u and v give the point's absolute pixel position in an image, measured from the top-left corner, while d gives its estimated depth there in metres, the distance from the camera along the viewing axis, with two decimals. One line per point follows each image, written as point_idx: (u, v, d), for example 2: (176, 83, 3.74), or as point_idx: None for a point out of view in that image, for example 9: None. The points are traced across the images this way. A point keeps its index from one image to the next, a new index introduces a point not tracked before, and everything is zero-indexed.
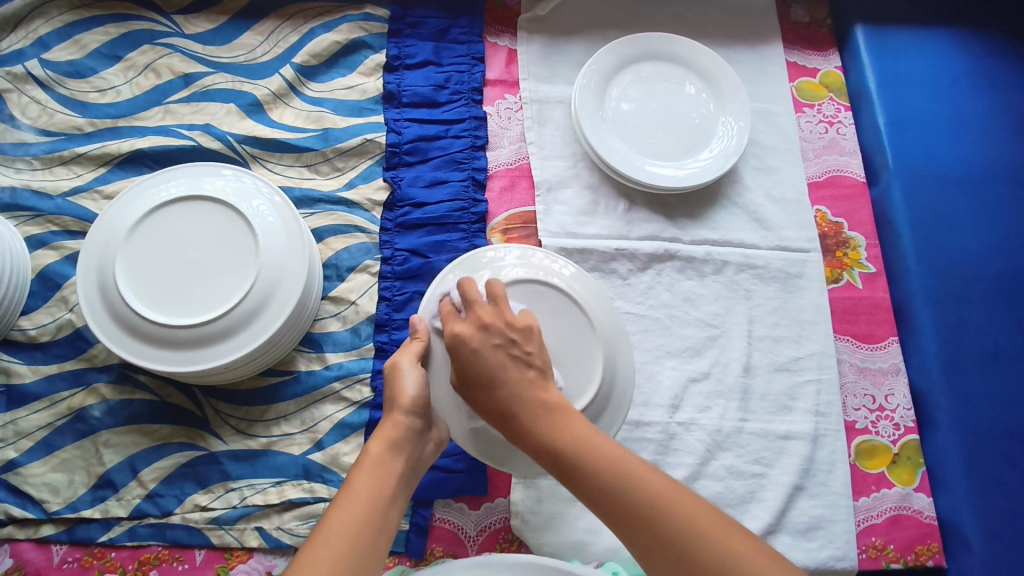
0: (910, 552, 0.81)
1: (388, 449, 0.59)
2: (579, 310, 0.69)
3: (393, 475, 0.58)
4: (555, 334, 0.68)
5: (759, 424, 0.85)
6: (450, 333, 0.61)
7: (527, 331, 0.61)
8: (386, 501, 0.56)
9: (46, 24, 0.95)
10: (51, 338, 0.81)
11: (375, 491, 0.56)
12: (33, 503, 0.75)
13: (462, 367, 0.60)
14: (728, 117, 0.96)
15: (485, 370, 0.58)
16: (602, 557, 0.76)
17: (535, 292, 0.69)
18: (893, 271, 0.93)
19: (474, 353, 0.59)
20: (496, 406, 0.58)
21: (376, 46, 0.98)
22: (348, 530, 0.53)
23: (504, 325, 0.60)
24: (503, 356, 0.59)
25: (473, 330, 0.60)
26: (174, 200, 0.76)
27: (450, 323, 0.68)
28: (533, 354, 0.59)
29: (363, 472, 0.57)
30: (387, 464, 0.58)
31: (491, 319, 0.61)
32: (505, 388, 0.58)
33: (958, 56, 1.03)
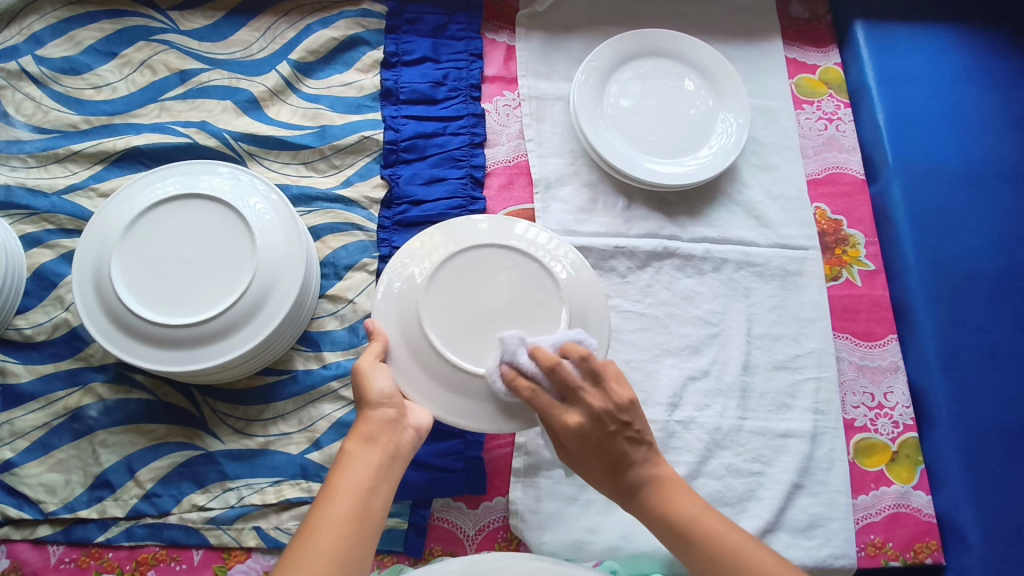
0: (908, 550, 0.81)
1: (369, 442, 0.59)
2: (536, 265, 0.70)
3: (374, 466, 0.58)
4: (513, 291, 0.68)
5: (758, 422, 0.85)
6: (567, 429, 0.60)
7: (633, 407, 0.62)
8: (367, 494, 0.56)
9: (40, 21, 0.94)
10: (47, 338, 0.81)
11: (358, 486, 0.56)
12: (29, 504, 0.75)
13: (585, 455, 0.62)
14: (728, 114, 0.95)
15: (614, 458, 0.61)
16: (601, 555, 0.76)
17: (486, 255, 0.70)
18: (893, 269, 0.93)
19: (599, 444, 0.61)
20: (619, 487, 0.62)
21: (373, 43, 0.98)
22: (332, 530, 0.53)
23: (615, 411, 0.61)
24: (622, 443, 0.61)
25: (589, 421, 0.60)
26: (167, 197, 0.75)
27: (403, 298, 0.69)
28: (644, 431, 0.62)
29: (345, 467, 0.57)
30: (369, 456, 0.58)
31: (603, 407, 0.60)
32: (632, 472, 0.62)
33: (957, 52, 1.03)
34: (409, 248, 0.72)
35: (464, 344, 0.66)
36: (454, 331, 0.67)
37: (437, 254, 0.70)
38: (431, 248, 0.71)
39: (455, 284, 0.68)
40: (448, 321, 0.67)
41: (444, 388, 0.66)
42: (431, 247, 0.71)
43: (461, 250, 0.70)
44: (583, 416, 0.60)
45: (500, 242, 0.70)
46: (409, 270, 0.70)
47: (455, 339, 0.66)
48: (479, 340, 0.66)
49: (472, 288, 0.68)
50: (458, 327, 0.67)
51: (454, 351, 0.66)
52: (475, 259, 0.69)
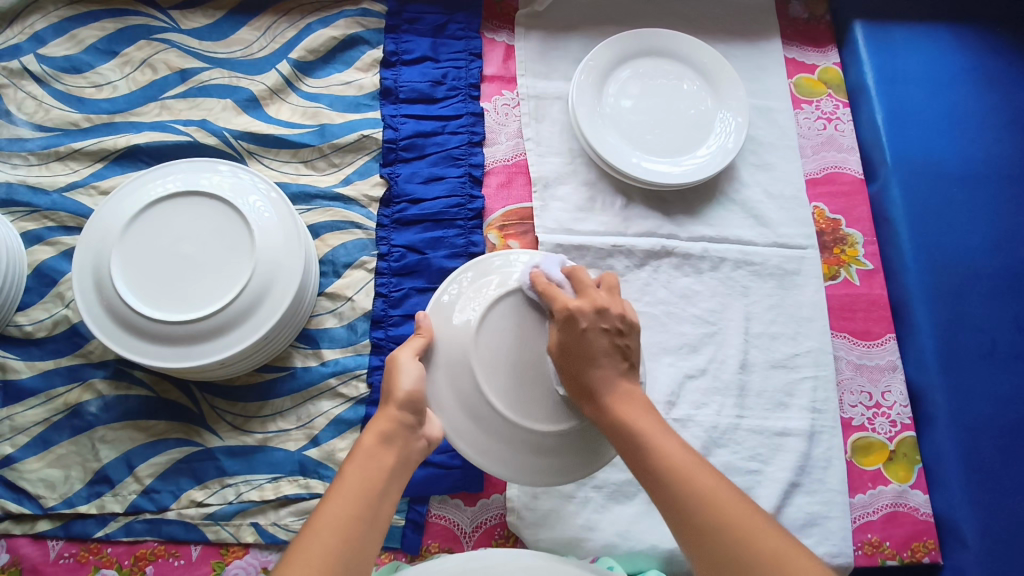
0: (906, 549, 0.81)
1: (383, 443, 0.59)
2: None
3: (386, 469, 0.58)
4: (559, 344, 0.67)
5: (755, 421, 0.85)
6: (565, 306, 0.63)
7: (631, 327, 0.65)
8: (377, 495, 0.56)
9: (42, 20, 0.95)
10: (47, 334, 0.81)
11: (369, 486, 0.56)
12: (29, 499, 0.75)
13: (566, 342, 0.63)
14: (726, 113, 0.96)
15: (587, 350, 0.62)
16: (598, 553, 0.77)
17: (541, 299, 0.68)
18: (891, 269, 0.93)
19: (582, 332, 0.63)
20: (587, 386, 0.63)
21: (373, 42, 0.98)
22: (340, 528, 0.53)
23: (616, 314, 0.64)
24: (603, 342, 0.63)
25: (588, 308, 0.64)
26: (171, 195, 0.76)
27: (451, 329, 0.67)
28: (631, 351, 0.64)
29: (357, 467, 0.57)
30: (381, 458, 0.58)
31: (606, 305, 0.64)
32: (599, 373, 0.62)
33: (957, 52, 1.03)
34: (458, 278, 0.71)
35: (505, 389, 0.65)
36: (496, 373, 0.66)
37: (488, 290, 0.68)
38: (483, 281, 0.70)
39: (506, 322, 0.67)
40: (493, 363, 0.66)
41: (476, 426, 0.66)
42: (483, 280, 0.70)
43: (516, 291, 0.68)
44: (583, 304, 0.64)
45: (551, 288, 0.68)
46: (454, 304, 0.69)
47: (497, 382, 0.65)
48: (517, 389, 0.65)
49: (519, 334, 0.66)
50: (501, 371, 0.66)
51: (494, 394, 0.65)
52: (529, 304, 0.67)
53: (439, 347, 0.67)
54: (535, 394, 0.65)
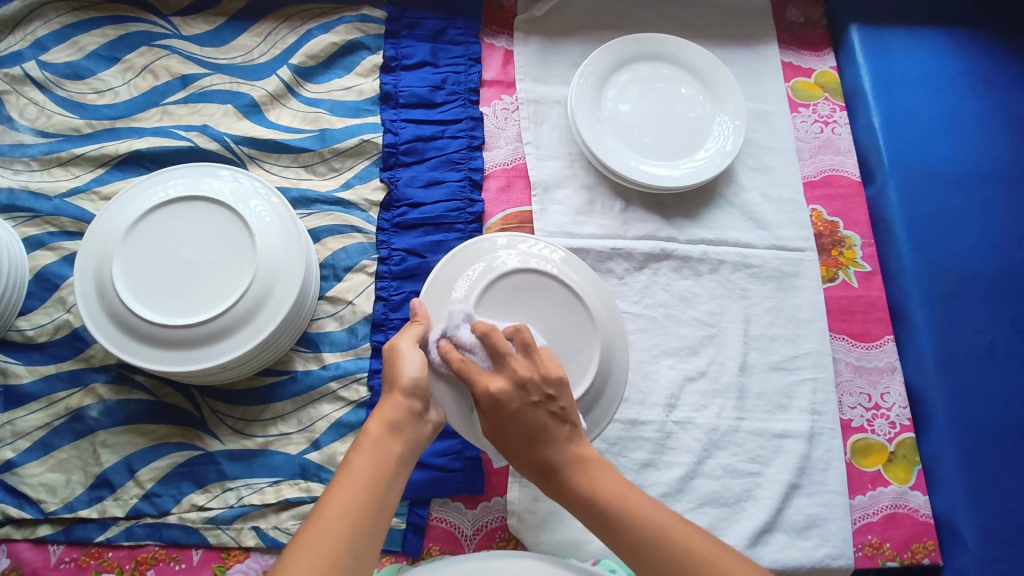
0: (906, 550, 0.81)
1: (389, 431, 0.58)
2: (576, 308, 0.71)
3: (394, 457, 0.57)
4: (552, 323, 0.70)
5: (755, 423, 0.85)
6: (487, 393, 0.58)
7: (562, 385, 0.60)
8: (383, 483, 0.55)
9: (44, 26, 0.96)
10: (48, 339, 0.81)
11: (375, 474, 0.55)
12: (30, 503, 0.75)
13: (501, 427, 0.59)
14: (723, 117, 0.96)
15: (530, 430, 0.58)
16: (599, 556, 0.76)
17: (533, 283, 0.70)
18: (889, 271, 0.94)
19: (516, 412, 0.58)
20: (543, 465, 0.59)
21: (373, 47, 0.99)
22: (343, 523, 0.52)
23: (541, 381, 0.59)
24: (544, 415, 0.59)
25: (511, 388, 0.58)
26: (172, 200, 0.76)
27: (448, 309, 0.69)
28: (570, 410, 0.60)
29: (363, 459, 0.56)
30: (387, 448, 0.57)
31: (528, 375, 0.59)
32: (552, 450, 0.59)
33: (953, 55, 1.04)
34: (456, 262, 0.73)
35: None
36: None
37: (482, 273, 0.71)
38: (478, 267, 0.72)
39: (498, 308, 0.69)
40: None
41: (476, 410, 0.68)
42: (478, 266, 0.72)
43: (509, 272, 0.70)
44: (505, 384, 0.59)
45: (541, 271, 0.71)
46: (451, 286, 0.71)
47: None
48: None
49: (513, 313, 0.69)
50: None
51: None
52: (522, 286, 0.70)
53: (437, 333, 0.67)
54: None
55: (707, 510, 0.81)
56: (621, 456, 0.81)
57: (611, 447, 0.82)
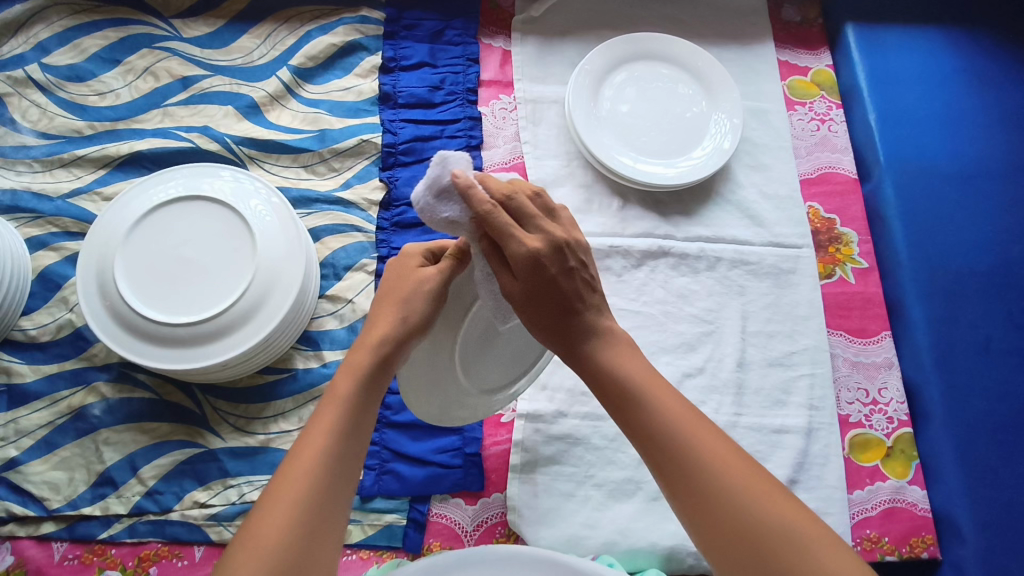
0: (904, 544, 0.81)
1: (357, 392, 0.53)
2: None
3: (366, 410, 0.53)
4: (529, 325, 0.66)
5: (753, 418, 0.86)
6: (524, 251, 0.51)
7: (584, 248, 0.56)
8: (353, 440, 0.52)
9: (46, 29, 0.96)
10: (51, 338, 0.82)
11: (347, 430, 0.52)
12: (33, 501, 0.76)
13: (531, 291, 0.53)
14: (720, 115, 0.97)
15: (564, 297, 0.54)
16: (598, 550, 0.77)
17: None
18: (886, 266, 0.94)
19: (552, 279, 0.53)
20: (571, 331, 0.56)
21: (372, 48, 1.00)
22: (291, 515, 0.47)
23: (569, 245, 0.54)
24: (577, 281, 0.55)
25: (550, 249, 0.52)
26: (172, 200, 0.77)
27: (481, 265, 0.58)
28: (597, 279, 0.57)
29: (321, 433, 0.50)
30: (349, 412, 0.52)
31: (563, 237, 0.54)
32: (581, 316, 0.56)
33: (948, 53, 1.04)
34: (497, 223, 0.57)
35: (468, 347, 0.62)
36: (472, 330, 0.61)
37: None
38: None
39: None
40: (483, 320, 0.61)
41: (430, 377, 0.61)
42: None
43: None
44: (541, 241, 0.52)
45: None
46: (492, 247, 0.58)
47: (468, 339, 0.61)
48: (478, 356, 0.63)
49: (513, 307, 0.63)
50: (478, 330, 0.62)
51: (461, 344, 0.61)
52: None
53: (456, 276, 0.58)
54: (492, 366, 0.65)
55: None
56: (620, 452, 0.82)
57: (610, 443, 0.82)
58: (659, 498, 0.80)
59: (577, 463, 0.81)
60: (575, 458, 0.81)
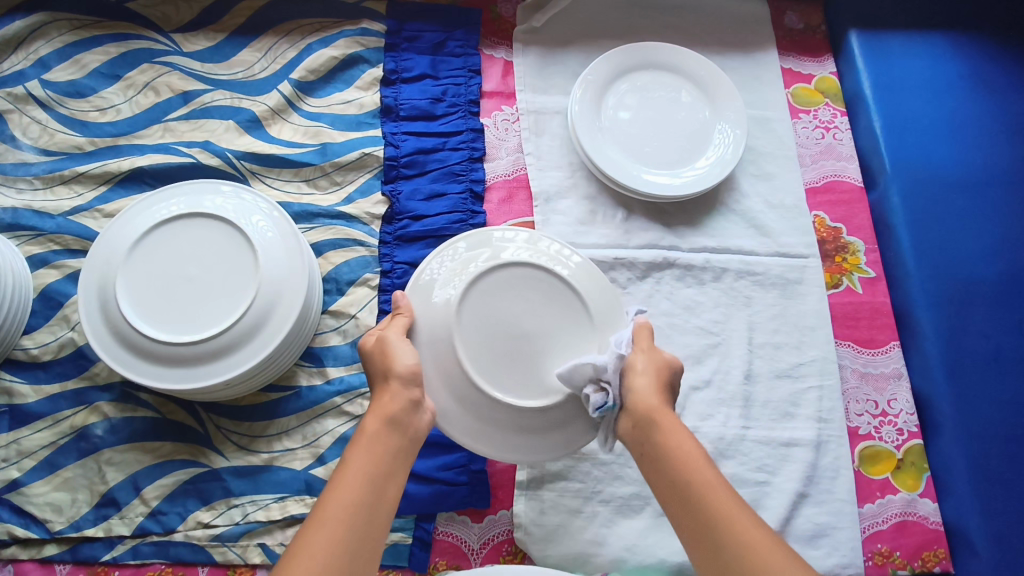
0: (916, 558, 0.80)
1: (381, 445, 0.59)
2: (575, 301, 0.67)
3: (390, 451, 0.59)
4: (550, 320, 0.66)
5: (761, 431, 0.85)
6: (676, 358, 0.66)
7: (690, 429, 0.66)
8: (381, 479, 0.57)
9: (46, 45, 0.96)
10: (53, 357, 0.81)
11: (373, 471, 0.57)
12: (36, 523, 0.75)
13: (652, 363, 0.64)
14: (724, 125, 0.96)
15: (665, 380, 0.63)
16: (607, 568, 0.76)
17: (528, 275, 0.68)
18: (893, 276, 0.93)
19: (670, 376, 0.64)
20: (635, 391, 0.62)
21: (373, 61, 0.99)
22: (321, 560, 0.51)
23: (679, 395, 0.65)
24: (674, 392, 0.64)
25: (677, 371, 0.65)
26: (173, 217, 0.76)
27: (433, 308, 0.67)
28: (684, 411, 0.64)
29: (346, 486, 0.56)
30: (373, 466, 0.58)
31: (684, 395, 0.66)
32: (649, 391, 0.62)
33: (953, 59, 1.04)
34: (429, 265, 0.70)
35: (481, 357, 0.65)
36: (474, 342, 0.65)
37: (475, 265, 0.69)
38: (464, 260, 0.70)
39: (480, 305, 0.66)
40: (476, 337, 0.65)
41: (467, 414, 0.66)
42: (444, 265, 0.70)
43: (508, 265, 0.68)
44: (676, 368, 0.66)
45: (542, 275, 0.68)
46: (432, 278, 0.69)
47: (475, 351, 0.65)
48: (508, 368, 0.65)
49: (501, 309, 0.66)
50: (480, 341, 0.65)
51: (469, 355, 0.65)
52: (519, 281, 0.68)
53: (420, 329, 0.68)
54: (535, 370, 0.65)
55: None
56: (627, 467, 0.81)
57: (617, 458, 0.81)
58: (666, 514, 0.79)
59: (584, 478, 0.80)
60: (581, 474, 0.80)
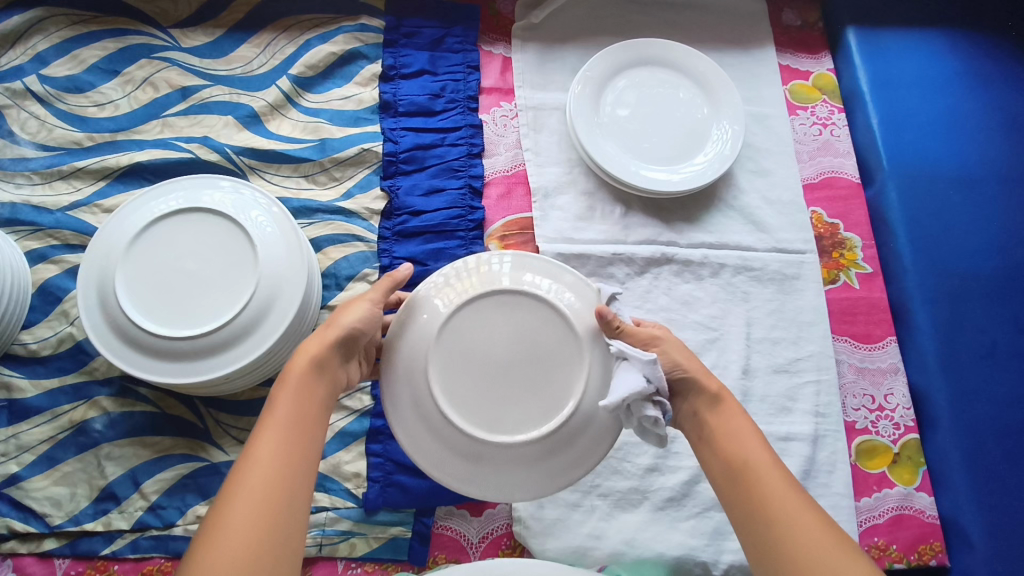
0: (912, 552, 0.81)
1: (304, 391, 0.59)
2: (539, 307, 0.63)
3: (315, 397, 0.59)
4: (524, 343, 0.62)
5: (758, 426, 0.85)
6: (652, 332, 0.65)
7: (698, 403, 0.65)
8: (306, 423, 0.57)
9: (44, 40, 0.96)
10: (51, 352, 0.81)
11: (298, 416, 0.57)
12: (35, 517, 0.75)
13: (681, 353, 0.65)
14: (722, 121, 0.97)
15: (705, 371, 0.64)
16: (604, 562, 0.77)
17: (482, 310, 0.62)
18: (890, 272, 0.94)
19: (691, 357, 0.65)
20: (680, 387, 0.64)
21: (372, 57, 0.99)
22: (252, 510, 0.50)
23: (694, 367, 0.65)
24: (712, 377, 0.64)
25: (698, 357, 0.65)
26: (172, 212, 0.76)
27: (411, 394, 0.62)
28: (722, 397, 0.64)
29: (271, 431, 0.55)
30: (297, 411, 0.57)
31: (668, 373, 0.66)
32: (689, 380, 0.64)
33: (950, 56, 1.04)
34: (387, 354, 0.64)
35: (477, 412, 0.61)
36: (465, 401, 0.61)
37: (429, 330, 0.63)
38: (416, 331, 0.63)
39: (452, 362, 0.62)
40: (461, 398, 0.61)
41: (479, 467, 0.61)
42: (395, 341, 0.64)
43: (457, 310, 0.63)
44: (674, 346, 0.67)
45: (493, 299, 0.63)
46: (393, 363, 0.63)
47: (468, 411, 0.61)
48: (508, 410, 0.61)
49: (473, 355, 0.62)
50: (469, 398, 0.61)
51: (466, 417, 0.61)
52: (477, 318, 0.62)
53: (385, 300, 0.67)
54: (534, 398, 0.61)
55: (715, 513, 0.80)
56: (625, 461, 0.81)
57: (615, 452, 0.81)
58: (664, 508, 0.79)
59: None
60: None
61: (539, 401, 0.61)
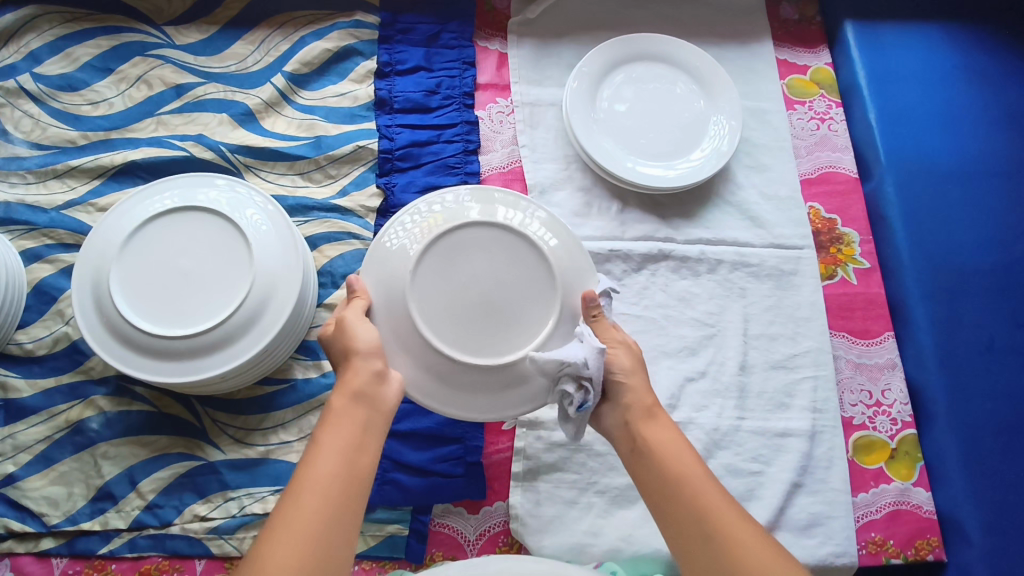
0: (910, 547, 0.81)
1: (350, 421, 0.57)
2: (498, 231, 0.65)
3: (358, 423, 0.57)
4: (494, 269, 0.64)
5: (756, 422, 0.85)
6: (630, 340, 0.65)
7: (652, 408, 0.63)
8: (353, 451, 0.55)
9: (37, 38, 0.95)
10: (47, 352, 0.81)
11: (344, 444, 0.55)
12: (32, 517, 0.75)
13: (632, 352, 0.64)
14: (719, 116, 0.96)
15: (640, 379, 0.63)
16: (601, 558, 0.77)
17: (443, 250, 0.64)
18: (888, 267, 0.94)
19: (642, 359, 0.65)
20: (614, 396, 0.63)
21: (367, 53, 0.99)
22: (297, 540, 0.49)
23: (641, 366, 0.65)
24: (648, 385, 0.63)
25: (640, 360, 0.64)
26: (167, 211, 0.76)
27: (406, 345, 0.64)
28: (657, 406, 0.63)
29: (317, 462, 0.54)
30: (343, 441, 0.55)
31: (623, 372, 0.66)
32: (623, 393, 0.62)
33: (947, 49, 1.03)
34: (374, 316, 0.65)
35: (473, 342, 0.63)
36: (459, 336, 0.63)
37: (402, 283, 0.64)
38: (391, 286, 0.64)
39: (435, 305, 0.63)
40: (453, 334, 0.63)
41: (491, 394, 0.64)
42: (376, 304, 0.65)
43: (421, 257, 0.64)
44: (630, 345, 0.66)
45: (450, 236, 0.65)
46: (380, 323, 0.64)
47: (464, 342, 0.63)
48: (501, 332, 0.63)
49: (451, 292, 0.63)
50: (462, 332, 0.63)
51: (465, 350, 0.63)
52: (442, 259, 0.64)
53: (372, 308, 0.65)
54: (521, 314, 0.63)
55: None
56: None
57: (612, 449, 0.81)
58: None
59: (579, 470, 0.80)
60: (577, 465, 0.80)
61: (527, 317, 0.63)
